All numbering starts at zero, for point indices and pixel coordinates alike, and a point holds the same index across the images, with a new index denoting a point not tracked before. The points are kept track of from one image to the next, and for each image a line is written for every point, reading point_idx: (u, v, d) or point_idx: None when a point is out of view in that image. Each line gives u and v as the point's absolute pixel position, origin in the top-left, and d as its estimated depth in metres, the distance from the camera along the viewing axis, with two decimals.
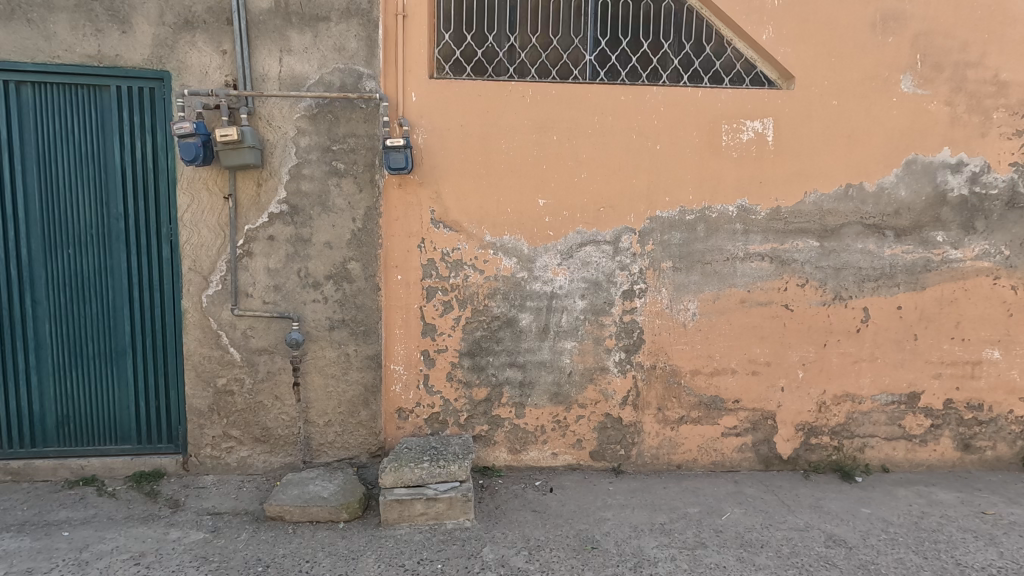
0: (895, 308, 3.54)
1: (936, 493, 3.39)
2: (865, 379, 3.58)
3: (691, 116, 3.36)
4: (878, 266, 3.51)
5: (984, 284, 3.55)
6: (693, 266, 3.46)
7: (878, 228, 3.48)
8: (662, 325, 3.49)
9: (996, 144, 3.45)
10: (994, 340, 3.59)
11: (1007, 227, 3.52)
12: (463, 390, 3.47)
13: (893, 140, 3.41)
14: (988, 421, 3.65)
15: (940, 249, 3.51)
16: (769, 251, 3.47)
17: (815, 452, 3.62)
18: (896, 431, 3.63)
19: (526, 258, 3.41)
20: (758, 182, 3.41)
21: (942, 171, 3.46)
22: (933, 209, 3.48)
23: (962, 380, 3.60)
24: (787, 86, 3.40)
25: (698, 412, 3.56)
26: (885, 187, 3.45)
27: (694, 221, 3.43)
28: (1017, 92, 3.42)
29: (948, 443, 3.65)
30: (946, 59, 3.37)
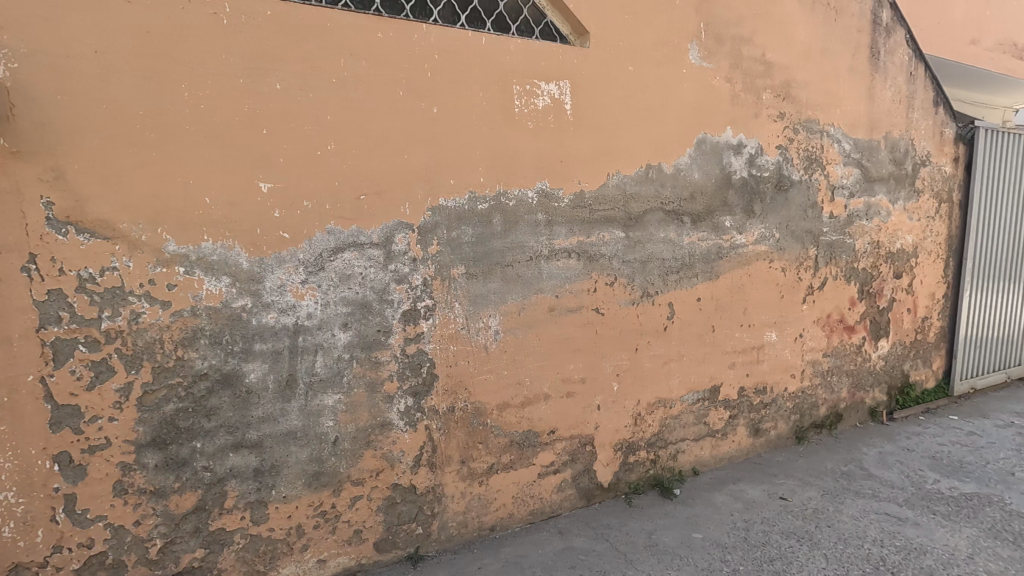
0: (696, 300, 3.28)
1: (746, 491, 3.23)
2: (674, 381, 3.26)
3: (475, 71, 2.50)
4: (679, 256, 3.18)
5: (763, 268, 3.52)
6: (491, 270, 2.64)
7: (677, 214, 3.15)
8: (458, 352, 2.60)
9: (766, 126, 3.41)
10: (772, 323, 3.61)
11: (777, 210, 3.53)
12: (150, 505, 2.07)
13: (686, 117, 3.09)
14: (770, 402, 3.69)
15: (728, 234, 3.35)
16: (575, 245, 2.85)
17: (634, 471, 3.19)
18: (702, 430, 3.41)
19: (247, 276, 2.15)
20: (559, 159, 2.74)
21: (726, 152, 3.28)
22: (721, 193, 3.30)
23: (750, 367, 3.55)
24: (582, 44, 2.79)
25: (510, 456, 2.79)
26: (681, 168, 3.12)
27: (488, 211, 2.61)
28: (779, 74, 3.41)
29: (743, 431, 3.59)
30: (725, 32, 3.17)
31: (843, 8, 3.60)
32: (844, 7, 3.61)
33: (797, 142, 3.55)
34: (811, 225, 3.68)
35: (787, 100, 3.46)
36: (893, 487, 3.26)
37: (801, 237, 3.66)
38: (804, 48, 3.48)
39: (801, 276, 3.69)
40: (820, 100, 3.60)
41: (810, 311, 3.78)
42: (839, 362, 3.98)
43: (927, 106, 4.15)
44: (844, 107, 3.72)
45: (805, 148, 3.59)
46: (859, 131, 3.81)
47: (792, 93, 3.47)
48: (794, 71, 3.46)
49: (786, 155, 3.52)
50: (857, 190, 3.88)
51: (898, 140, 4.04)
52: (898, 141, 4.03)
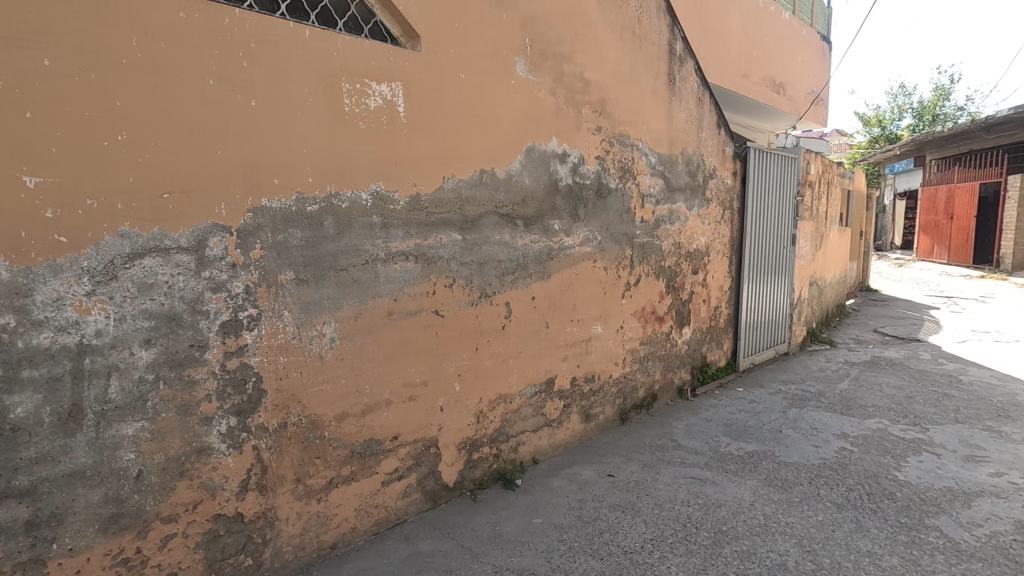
0: (530, 299, 3.47)
1: (579, 473, 3.51)
2: (513, 376, 3.42)
3: (300, 64, 2.36)
4: (514, 258, 3.35)
5: (588, 267, 3.85)
6: (324, 275, 2.52)
7: (510, 218, 3.31)
8: (289, 364, 2.43)
9: (586, 138, 3.74)
10: (597, 317, 3.97)
11: (598, 214, 3.89)
12: None
13: (516, 125, 3.26)
14: (598, 389, 4.05)
15: (557, 237, 3.61)
16: (413, 248, 2.84)
17: (478, 467, 3.27)
18: (540, 420, 3.63)
19: (8, 288, 1.76)
20: (394, 161, 2.71)
21: (553, 160, 3.53)
22: (549, 198, 3.54)
23: (580, 358, 3.87)
24: (413, 47, 2.78)
25: (351, 467, 2.68)
26: (513, 174, 3.29)
27: (319, 213, 2.48)
28: (596, 92, 3.76)
29: (576, 418, 3.89)
30: (548, 49, 3.41)
31: (646, 38, 4.10)
32: (646, 37, 4.11)
33: (613, 153, 3.95)
34: (626, 228, 4.13)
35: (603, 116, 3.84)
36: (696, 454, 3.79)
37: (619, 239, 4.08)
38: (616, 69, 3.89)
39: (620, 274, 4.12)
40: (630, 117, 4.05)
41: (628, 305, 4.23)
42: (653, 349, 4.52)
43: (712, 128, 4.90)
44: (649, 124, 4.23)
45: (619, 160, 4.02)
46: (662, 146, 4.37)
47: (607, 109, 3.85)
48: (608, 90, 3.85)
49: (604, 165, 3.90)
50: (662, 198, 4.44)
51: (691, 156, 4.71)
52: (692, 156, 4.70)
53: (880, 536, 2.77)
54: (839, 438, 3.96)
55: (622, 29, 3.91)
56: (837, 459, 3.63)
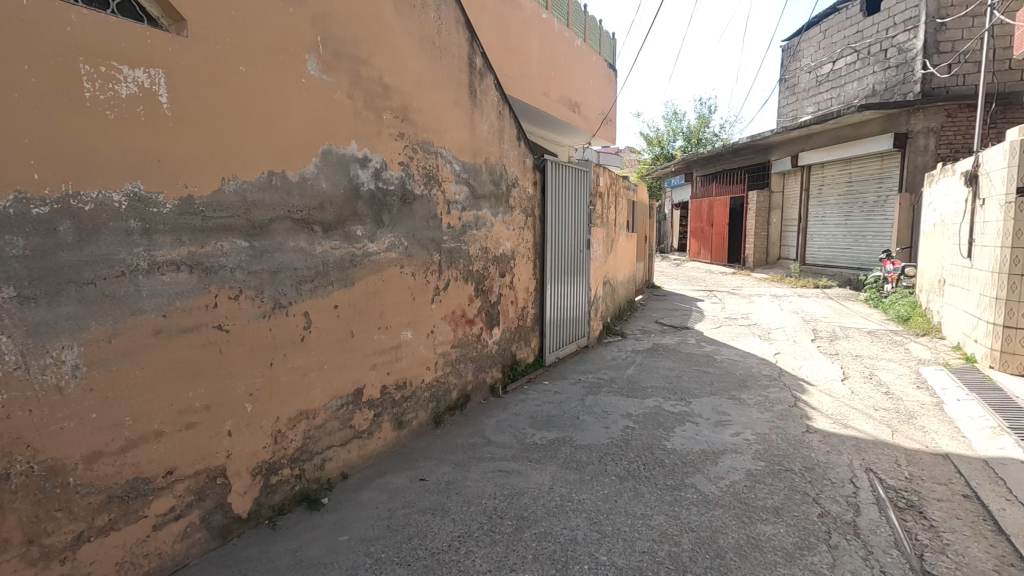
0: (332, 307, 3.33)
1: (390, 482, 3.46)
2: (315, 390, 3.24)
3: (15, 36, 1.94)
4: (312, 265, 3.18)
5: (395, 273, 3.82)
6: (62, 291, 2.11)
7: (305, 223, 3.14)
8: (13, 400, 1.99)
9: (388, 143, 3.71)
10: (407, 323, 3.96)
11: (404, 220, 3.89)
12: None
13: (309, 126, 3.10)
14: (410, 395, 4.05)
15: (360, 243, 3.51)
16: (186, 257, 2.53)
17: (277, 492, 3.04)
18: (348, 433, 3.50)
19: None
20: (157, 159, 2.38)
21: (352, 164, 3.43)
22: (350, 203, 3.43)
23: (390, 365, 3.82)
24: (178, 32, 2.48)
25: (110, 515, 2.29)
26: (307, 177, 3.12)
27: (51, 217, 2.07)
28: (396, 97, 3.76)
29: (387, 426, 3.83)
30: (343, 50, 3.31)
31: (446, 49, 4.22)
32: (446, 49, 4.23)
33: (416, 160, 3.99)
34: (433, 233, 4.19)
35: (405, 122, 3.84)
36: (505, 447, 3.99)
37: (426, 245, 4.12)
38: (416, 77, 3.93)
39: (428, 279, 4.16)
40: (433, 125, 4.12)
41: (438, 309, 4.30)
42: (464, 350, 4.66)
43: (513, 140, 5.23)
44: (453, 133, 4.35)
45: (423, 166, 4.06)
46: (466, 155, 4.53)
47: (409, 115, 3.87)
48: (409, 96, 3.87)
49: (408, 171, 3.91)
50: (468, 205, 4.61)
51: (494, 165, 4.96)
52: (495, 166, 4.96)
53: (651, 498, 3.22)
54: (625, 418, 4.52)
55: (421, 38, 3.97)
56: (622, 436, 4.13)
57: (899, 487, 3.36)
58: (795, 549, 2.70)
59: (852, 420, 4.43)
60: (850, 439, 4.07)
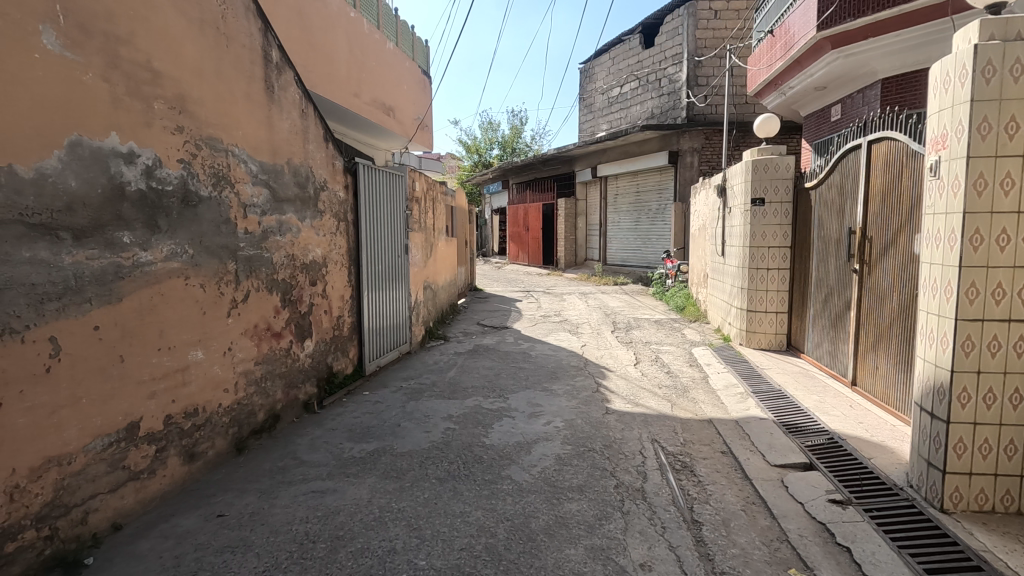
0: (91, 329, 2.79)
1: (179, 524, 3.02)
2: (70, 430, 2.69)
3: None
4: (57, 280, 2.62)
5: (177, 285, 3.34)
6: None
7: (46, 229, 2.58)
8: None
9: (161, 137, 3.23)
10: (195, 341, 3.50)
11: (186, 225, 3.42)
12: None
13: (45, 112, 2.56)
14: (204, 422, 3.58)
15: (129, 252, 3.01)
16: None
17: (17, 562, 2.45)
18: (121, 476, 2.97)
19: None
20: None
21: (112, 160, 2.92)
22: (111, 204, 2.92)
23: (175, 391, 3.34)
24: None
25: None
26: (46, 173, 2.58)
27: None
28: (170, 86, 3.30)
29: (174, 462, 3.34)
30: (92, 24, 2.80)
31: (233, 37, 3.83)
32: (233, 37, 3.84)
33: (201, 157, 3.55)
34: (226, 240, 3.77)
35: (183, 114, 3.40)
36: (318, 466, 3.76)
37: (217, 253, 3.69)
38: (196, 64, 3.50)
39: (221, 291, 3.73)
40: (220, 120, 3.71)
41: (236, 324, 3.88)
42: (271, 367, 4.28)
43: (318, 140, 4.95)
44: (245, 130, 3.96)
45: (211, 165, 3.63)
46: (262, 154, 4.16)
47: (189, 107, 3.43)
48: (188, 86, 3.43)
49: (190, 170, 3.46)
50: (268, 209, 4.24)
51: (298, 166, 4.64)
52: (299, 167, 4.64)
53: (470, 495, 3.30)
54: (446, 420, 4.57)
55: (201, 22, 3.54)
56: (442, 439, 4.17)
57: (676, 452, 3.93)
58: (595, 520, 3.00)
59: (642, 399, 5.08)
60: (640, 415, 4.65)
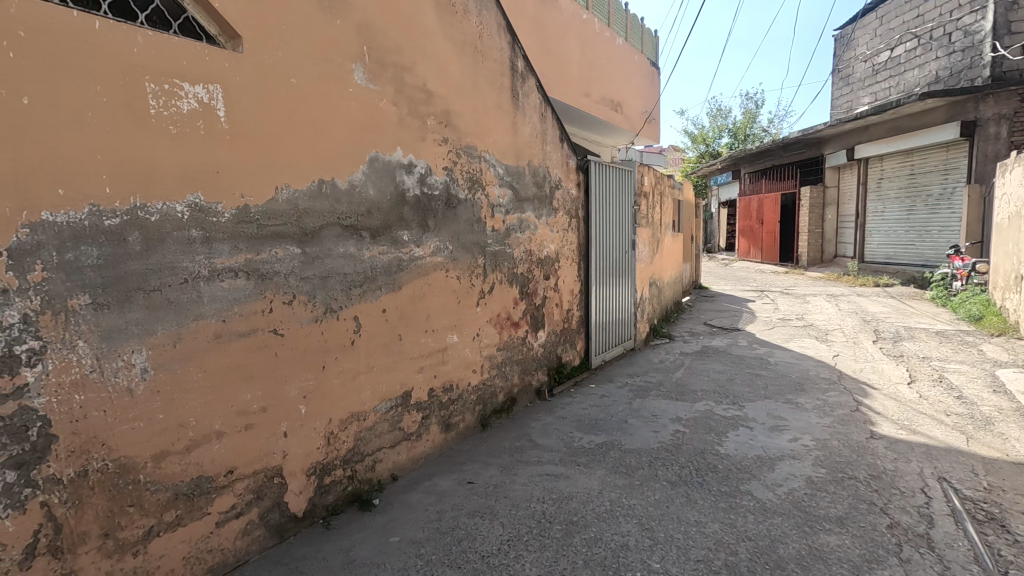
0: (380, 312, 3.39)
1: (438, 484, 3.49)
2: (365, 393, 3.31)
3: (87, 59, 2.06)
4: (360, 271, 3.24)
5: (440, 277, 3.86)
6: (130, 298, 2.23)
7: (354, 229, 3.21)
8: (88, 402, 2.11)
9: (432, 149, 3.75)
10: (453, 326, 3.99)
11: (448, 224, 3.92)
12: None
13: (355, 135, 3.17)
14: (457, 398, 4.07)
15: (407, 248, 3.57)
16: (243, 264, 2.63)
17: (330, 492, 3.11)
18: (398, 436, 3.56)
19: None
20: (214, 171, 2.48)
21: (398, 171, 3.49)
22: (396, 208, 3.49)
23: (437, 368, 3.86)
24: (234, 48, 2.59)
25: (176, 511, 2.40)
26: (355, 184, 3.20)
27: (120, 229, 2.19)
28: (440, 104, 3.81)
29: (435, 429, 3.87)
30: (387, 58, 3.38)
31: (487, 54, 4.24)
32: (487, 53, 4.26)
33: (461, 164, 4.02)
34: (477, 237, 4.21)
35: (448, 127, 3.89)
36: (551, 451, 3.96)
37: (471, 248, 4.15)
38: (458, 82, 3.96)
39: (473, 282, 4.18)
40: (475, 129, 4.15)
41: (483, 312, 4.31)
42: (510, 353, 4.66)
43: (555, 141, 5.21)
44: (494, 136, 4.37)
45: (467, 170, 4.09)
46: (508, 158, 4.53)
47: (452, 121, 3.91)
48: (452, 102, 3.91)
49: (452, 176, 3.94)
50: (511, 208, 4.61)
51: (537, 167, 4.95)
52: (538, 168, 4.95)
53: (705, 505, 3.12)
54: (675, 422, 4.41)
55: (462, 44, 4.00)
56: (672, 441, 4.03)
57: (977, 497, 3.13)
58: (862, 562, 2.56)
59: (921, 426, 4.18)
60: (919, 446, 3.83)
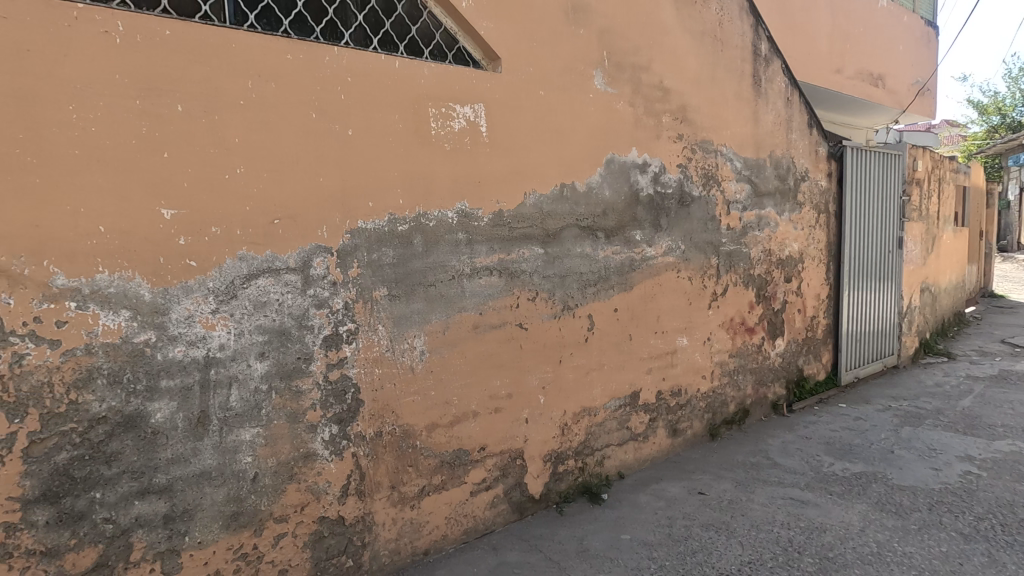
0: (612, 311, 3.44)
1: (667, 489, 3.42)
2: (596, 389, 3.39)
3: (389, 93, 2.50)
4: (595, 270, 3.34)
5: (672, 277, 3.76)
6: (414, 291, 2.65)
7: (591, 230, 3.32)
8: (384, 375, 2.57)
9: (667, 146, 3.67)
10: (683, 328, 3.85)
11: (681, 223, 3.80)
12: (40, 569, 1.84)
13: (594, 139, 3.27)
14: (685, 403, 3.92)
15: (639, 248, 3.56)
16: (496, 263, 2.92)
17: (563, 481, 3.27)
18: (626, 435, 3.57)
19: (150, 308, 1.99)
20: (476, 180, 2.80)
21: (633, 171, 3.50)
22: (630, 208, 3.51)
23: (665, 371, 3.77)
24: (494, 69, 2.88)
25: (441, 476, 2.78)
26: (592, 186, 3.30)
27: (408, 232, 2.61)
28: (676, 99, 3.70)
29: (662, 433, 3.79)
30: (625, 60, 3.40)
31: (727, 41, 3.99)
32: (727, 40, 4.00)
33: (696, 160, 3.86)
34: (711, 236, 3.99)
35: (684, 123, 3.76)
36: (795, 473, 3.57)
37: (704, 248, 3.95)
38: (695, 75, 3.80)
39: (705, 283, 3.98)
40: (712, 122, 3.93)
41: (715, 316, 4.07)
42: (743, 361, 4.32)
43: (802, 128, 4.66)
44: (733, 128, 4.08)
45: (702, 166, 3.91)
46: (747, 151, 4.20)
47: (688, 116, 3.77)
48: (688, 97, 3.77)
49: (686, 173, 3.80)
50: (749, 204, 4.26)
51: (780, 159, 4.49)
52: (781, 159, 4.48)
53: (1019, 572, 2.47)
54: (963, 461, 3.59)
55: (701, 34, 3.83)
56: (960, 484, 3.29)
57: None
58: None
59: None
60: None
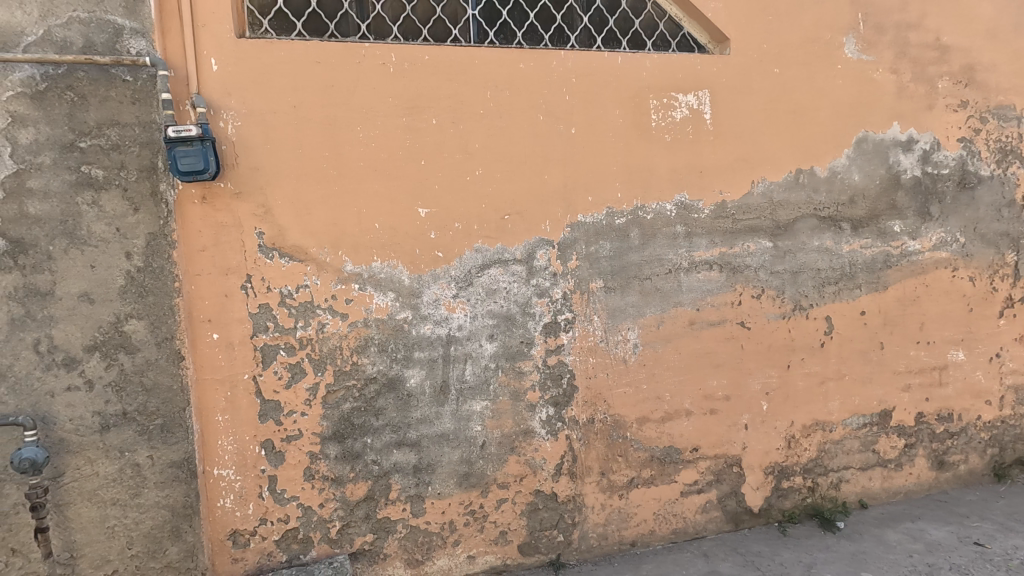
0: (858, 313, 2.98)
1: (927, 532, 2.87)
2: (833, 402, 2.98)
3: (611, 90, 2.55)
4: (837, 267, 2.93)
5: (944, 277, 3.09)
6: (629, 284, 2.67)
7: (833, 221, 2.92)
8: (597, 365, 2.65)
9: (943, 117, 3.02)
10: (958, 340, 3.14)
11: (960, 211, 3.10)
12: (331, 491, 2.37)
13: (841, 116, 2.86)
14: (959, 431, 3.20)
15: (898, 240, 3.01)
16: (717, 257, 2.77)
17: (787, 498, 2.97)
18: (870, 458, 3.07)
19: (408, 291, 2.39)
20: (698, 170, 2.69)
21: (893, 150, 2.97)
22: (887, 195, 2.98)
23: (930, 390, 3.12)
24: (721, 51, 2.74)
25: (651, 471, 2.76)
26: (837, 170, 2.89)
27: (626, 226, 2.64)
28: (959, 58, 3.01)
29: (923, 463, 3.16)
30: (888, 19, 2.88)
31: None
32: None
33: (986, 132, 3.09)
34: (1006, 226, 3.17)
35: (970, 86, 3.04)
36: None
37: (995, 241, 3.16)
38: (990, 24, 3.04)
39: (996, 286, 3.17)
40: (1014, 82, 3.10)
41: (1010, 327, 3.22)
42: None
43: None
44: None
45: (997, 139, 3.12)
46: None
47: (976, 78, 3.04)
48: (978, 53, 3.03)
49: (971, 148, 3.08)
50: None
51: None
52: None
53: None
54: None
55: None
56: None
57: None
58: None
59: None
60: None
